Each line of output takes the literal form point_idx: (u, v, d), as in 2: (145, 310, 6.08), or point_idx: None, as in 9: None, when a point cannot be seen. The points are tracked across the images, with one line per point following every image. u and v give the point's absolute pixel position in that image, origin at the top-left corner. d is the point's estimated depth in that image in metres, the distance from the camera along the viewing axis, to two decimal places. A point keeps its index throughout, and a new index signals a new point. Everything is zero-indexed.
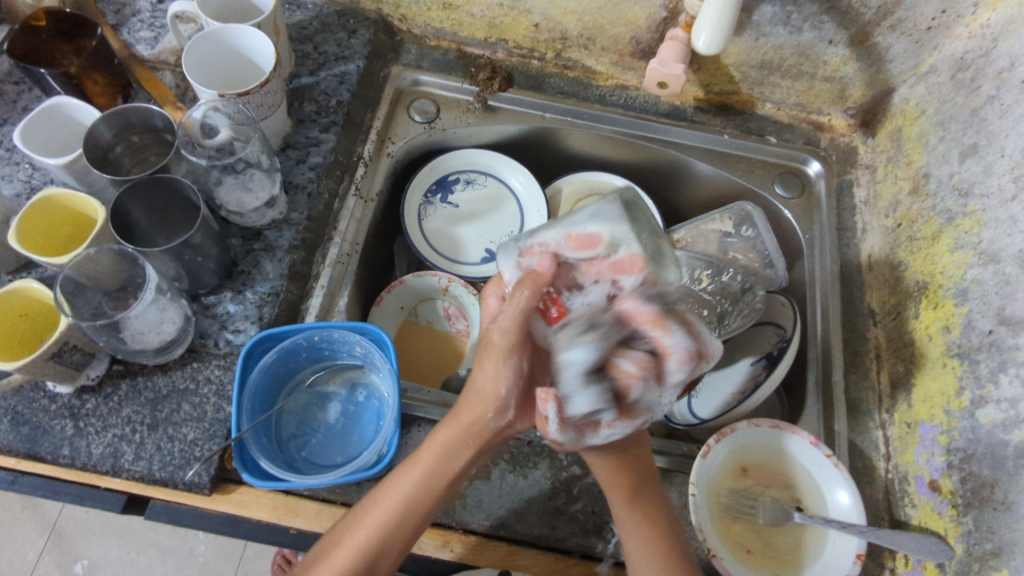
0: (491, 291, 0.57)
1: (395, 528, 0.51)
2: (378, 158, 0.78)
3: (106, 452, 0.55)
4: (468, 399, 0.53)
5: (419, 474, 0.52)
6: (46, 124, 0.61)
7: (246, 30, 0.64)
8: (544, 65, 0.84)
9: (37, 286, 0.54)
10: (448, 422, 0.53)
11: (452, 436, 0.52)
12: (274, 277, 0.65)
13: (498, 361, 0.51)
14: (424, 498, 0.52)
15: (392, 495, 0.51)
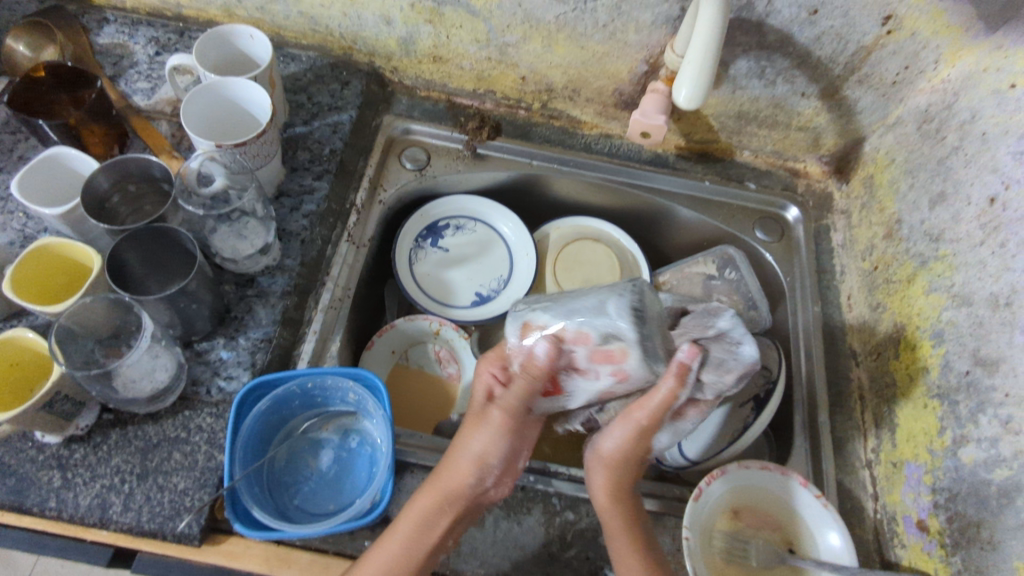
0: (487, 368, 0.58)
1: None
2: (370, 205, 0.80)
3: (93, 503, 0.55)
4: (440, 469, 0.56)
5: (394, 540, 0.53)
6: (45, 175, 0.62)
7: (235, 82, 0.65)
8: (531, 115, 0.86)
9: (33, 336, 0.53)
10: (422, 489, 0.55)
11: (426, 501, 0.54)
12: (267, 323, 0.65)
13: (483, 425, 0.56)
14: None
15: (387, 544, 0.53)
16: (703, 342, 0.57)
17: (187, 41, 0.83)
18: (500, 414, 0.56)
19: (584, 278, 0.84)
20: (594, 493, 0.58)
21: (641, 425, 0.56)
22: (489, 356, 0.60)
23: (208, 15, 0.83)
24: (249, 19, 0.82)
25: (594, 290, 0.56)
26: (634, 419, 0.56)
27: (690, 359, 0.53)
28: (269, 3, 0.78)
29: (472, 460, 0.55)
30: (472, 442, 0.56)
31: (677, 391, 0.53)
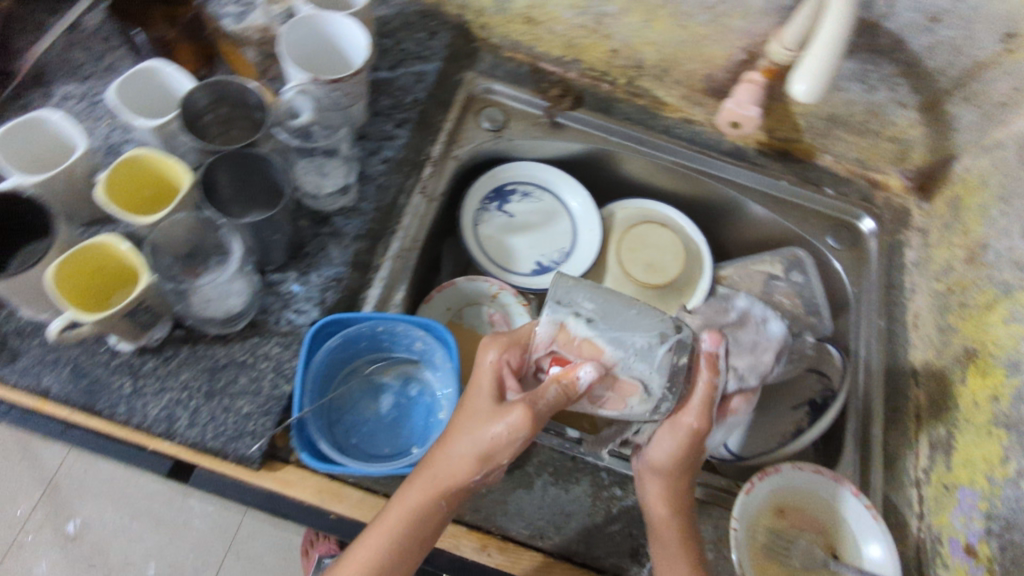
0: (491, 351, 0.56)
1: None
2: (444, 160, 0.79)
3: (161, 415, 0.56)
4: (436, 457, 0.53)
5: (389, 531, 0.51)
6: (142, 89, 0.60)
7: (330, 21, 0.63)
8: (614, 90, 0.85)
9: (129, 249, 0.51)
10: (414, 482, 0.52)
11: (426, 487, 0.52)
12: (339, 263, 0.65)
13: (484, 423, 0.52)
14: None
15: (383, 524, 0.52)
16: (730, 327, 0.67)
17: None
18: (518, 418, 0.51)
19: (647, 263, 0.84)
20: (649, 501, 0.57)
21: (691, 426, 0.56)
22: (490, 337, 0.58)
23: None
24: None
25: (645, 327, 0.52)
26: (684, 420, 0.56)
27: (715, 347, 0.55)
28: None
29: (473, 457, 0.52)
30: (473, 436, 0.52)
31: (715, 382, 0.55)
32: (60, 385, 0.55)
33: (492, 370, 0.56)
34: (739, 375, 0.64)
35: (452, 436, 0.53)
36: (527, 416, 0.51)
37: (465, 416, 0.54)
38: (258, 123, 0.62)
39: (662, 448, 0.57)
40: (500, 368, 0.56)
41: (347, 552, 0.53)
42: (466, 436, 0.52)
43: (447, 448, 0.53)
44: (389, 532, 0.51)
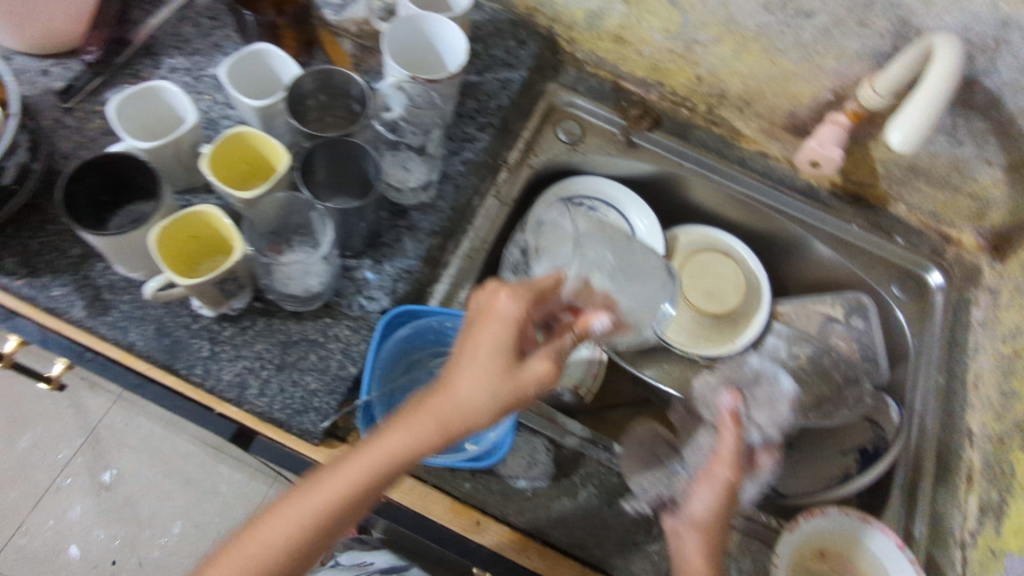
0: (506, 294, 0.48)
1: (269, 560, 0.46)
2: (520, 167, 0.80)
3: (234, 381, 0.58)
4: (439, 402, 0.46)
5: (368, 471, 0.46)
6: (247, 70, 0.63)
7: (435, 26, 0.66)
8: (693, 116, 0.86)
9: (230, 226, 0.55)
10: (410, 425, 0.46)
11: (423, 433, 0.46)
12: (412, 256, 0.67)
13: (510, 377, 0.46)
14: (306, 530, 0.46)
15: (360, 463, 0.46)
16: (746, 390, 0.68)
17: None
18: (546, 375, 0.46)
19: (711, 288, 0.85)
20: (687, 560, 0.54)
21: (727, 480, 0.56)
22: (499, 282, 0.49)
23: None
24: None
25: (649, 275, 0.68)
26: (721, 475, 0.56)
27: (735, 403, 0.61)
28: None
29: (489, 412, 0.46)
30: (491, 389, 0.46)
31: (741, 430, 0.58)
32: (143, 340, 0.57)
33: (512, 313, 0.47)
34: (760, 428, 0.64)
35: (459, 374, 0.47)
36: (553, 377, 0.47)
37: (477, 357, 0.46)
38: (356, 117, 0.65)
39: (700, 503, 0.56)
40: (522, 314, 0.48)
41: (305, 487, 0.47)
42: (477, 382, 0.46)
43: (451, 389, 0.46)
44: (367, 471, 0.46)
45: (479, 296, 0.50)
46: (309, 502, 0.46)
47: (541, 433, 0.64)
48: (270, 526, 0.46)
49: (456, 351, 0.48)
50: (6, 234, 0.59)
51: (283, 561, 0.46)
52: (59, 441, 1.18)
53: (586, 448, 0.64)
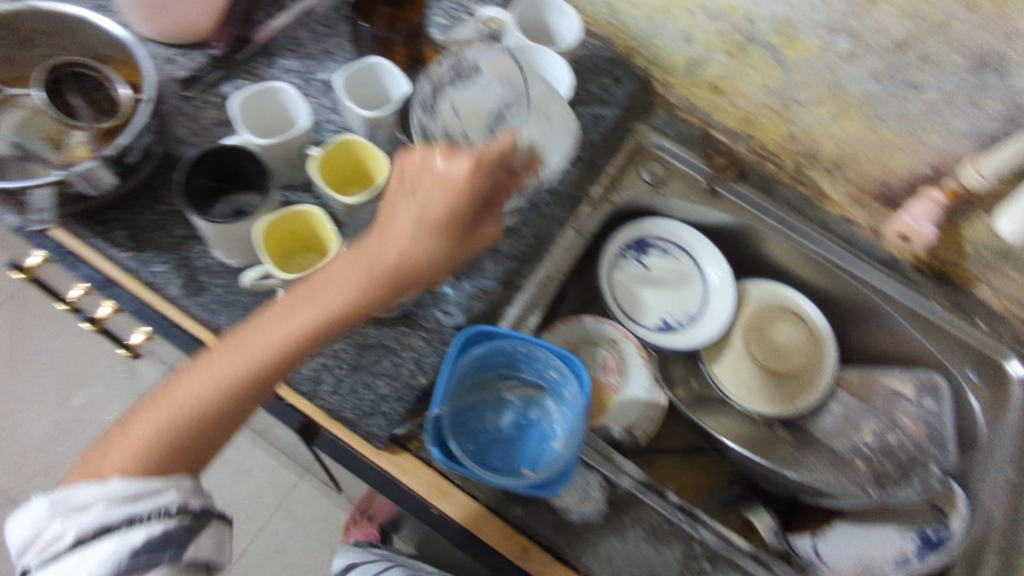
0: (466, 160, 0.49)
1: (185, 421, 0.45)
2: (602, 202, 0.81)
3: (310, 375, 0.59)
4: (391, 263, 0.48)
5: (299, 327, 0.47)
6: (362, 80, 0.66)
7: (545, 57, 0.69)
8: (779, 172, 0.86)
9: (332, 230, 0.57)
10: (360, 279, 0.48)
11: (373, 293, 0.48)
12: (491, 277, 0.68)
13: (461, 246, 0.51)
14: (231, 389, 0.46)
15: (309, 319, 0.47)
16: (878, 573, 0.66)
17: None
18: (482, 242, 0.52)
19: (773, 349, 0.85)
20: None
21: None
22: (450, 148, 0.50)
23: None
24: None
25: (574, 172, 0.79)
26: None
27: None
28: None
29: (437, 275, 0.50)
30: (445, 255, 0.50)
31: None
32: (230, 324, 0.59)
33: (457, 178, 0.49)
34: None
35: (408, 233, 0.49)
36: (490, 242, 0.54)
37: (418, 220, 0.49)
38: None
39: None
40: (476, 181, 0.49)
41: (247, 345, 0.46)
42: (421, 248, 0.49)
43: (392, 253, 0.48)
44: (300, 327, 0.47)
45: (422, 158, 0.50)
46: (252, 361, 0.46)
47: (598, 470, 0.64)
48: (204, 377, 0.46)
49: (398, 213, 0.49)
50: (118, 209, 0.61)
51: (201, 425, 0.45)
52: (110, 406, 1.23)
53: (640, 491, 0.63)
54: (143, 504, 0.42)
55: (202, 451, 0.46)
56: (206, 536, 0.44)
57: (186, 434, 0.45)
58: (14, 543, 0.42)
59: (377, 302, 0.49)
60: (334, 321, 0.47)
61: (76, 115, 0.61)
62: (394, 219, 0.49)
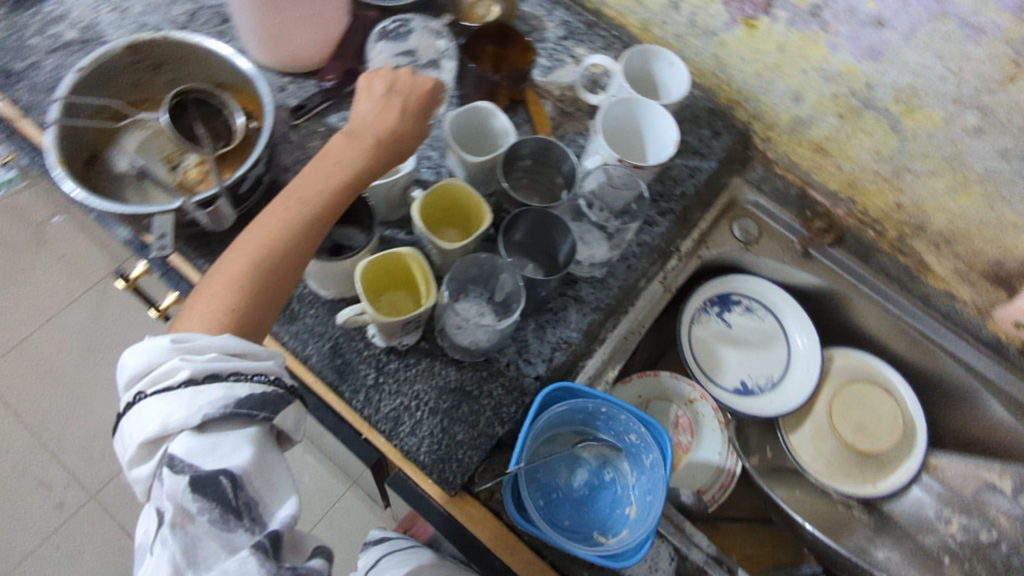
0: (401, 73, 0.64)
1: (261, 268, 0.52)
2: (691, 256, 0.80)
3: (390, 415, 0.60)
4: (382, 132, 0.60)
5: (337, 183, 0.56)
6: (468, 120, 0.67)
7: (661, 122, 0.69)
8: (879, 240, 0.82)
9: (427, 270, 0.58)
10: (364, 144, 0.58)
11: (376, 152, 0.59)
12: (574, 328, 0.67)
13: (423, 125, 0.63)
14: (295, 238, 0.53)
15: (335, 175, 0.56)
16: None
17: (592, 35, 0.86)
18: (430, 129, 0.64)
19: (859, 427, 0.81)
20: None
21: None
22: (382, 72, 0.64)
23: (625, 22, 0.85)
24: (661, 40, 0.83)
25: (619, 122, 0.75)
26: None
27: None
28: (691, 36, 0.79)
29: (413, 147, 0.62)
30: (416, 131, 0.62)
31: None
32: (319, 356, 0.61)
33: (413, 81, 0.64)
34: None
35: (388, 115, 0.61)
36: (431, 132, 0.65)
37: (399, 110, 0.61)
38: (557, 189, 0.68)
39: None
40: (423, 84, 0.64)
41: (284, 204, 0.55)
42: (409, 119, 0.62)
43: (390, 124, 0.60)
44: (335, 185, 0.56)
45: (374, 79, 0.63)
46: (295, 210, 0.54)
47: (667, 540, 0.62)
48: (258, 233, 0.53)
49: (369, 105, 0.61)
50: (225, 233, 0.63)
51: (274, 270, 0.52)
52: None
53: (710, 567, 0.61)
54: (246, 361, 0.45)
55: (272, 298, 0.52)
56: (290, 410, 0.47)
57: (259, 285, 0.51)
58: (126, 378, 0.44)
59: (389, 161, 0.60)
60: (357, 180, 0.57)
61: (200, 143, 0.62)
62: (369, 106, 0.61)
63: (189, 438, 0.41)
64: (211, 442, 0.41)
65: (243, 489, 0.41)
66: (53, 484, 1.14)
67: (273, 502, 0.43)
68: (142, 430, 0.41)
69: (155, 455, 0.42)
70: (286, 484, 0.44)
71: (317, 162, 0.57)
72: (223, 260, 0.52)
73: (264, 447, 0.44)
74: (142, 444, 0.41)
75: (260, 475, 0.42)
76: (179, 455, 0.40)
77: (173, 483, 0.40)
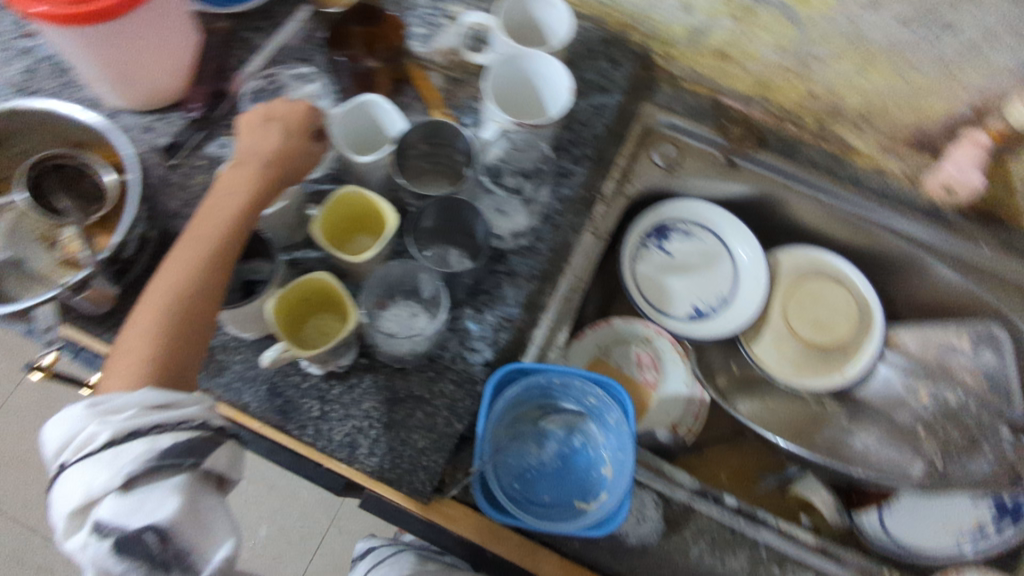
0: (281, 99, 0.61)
1: (171, 319, 0.48)
2: (616, 197, 0.78)
3: (344, 440, 0.58)
4: (272, 153, 0.56)
5: (233, 215, 0.53)
6: (354, 117, 0.64)
7: (553, 67, 0.65)
8: (800, 132, 0.82)
9: (344, 291, 0.55)
10: (254, 168, 0.55)
11: (270, 176, 0.56)
12: (512, 303, 0.65)
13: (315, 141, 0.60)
14: (197, 281, 0.50)
15: (229, 207, 0.53)
16: None
17: None
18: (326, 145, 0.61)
19: (816, 322, 0.81)
20: None
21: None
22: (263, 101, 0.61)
23: None
24: None
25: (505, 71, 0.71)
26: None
27: None
28: None
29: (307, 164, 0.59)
30: (307, 147, 0.59)
31: None
32: (257, 401, 0.58)
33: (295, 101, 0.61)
34: None
35: (274, 134, 0.58)
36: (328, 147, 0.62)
37: (285, 128, 0.58)
38: (460, 167, 0.64)
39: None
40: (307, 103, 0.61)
41: (184, 249, 0.52)
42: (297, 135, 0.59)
43: (274, 144, 0.57)
44: (233, 216, 0.53)
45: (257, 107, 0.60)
46: (193, 252, 0.51)
47: (649, 487, 0.62)
48: (161, 284, 0.50)
49: (253, 131, 0.58)
50: (124, 299, 0.59)
51: (182, 318, 0.49)
52: None
53: (694, 501, 0.62)
54: (172, 410, 0.41)
55: (190, 350, 0.49)
56: (224, 450, 0.43)
57: (172, 338, 0.48)
58: (48, 445, 0.39)
59: (283, 181, 0.56)
60: (254, 208, 0.54)
61: (66, 215, 0.58)
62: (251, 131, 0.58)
63: (114, 499, 0.37)
64: (137, 500, 0.37)
65: (172, 542, 0.38)
66: (53, 567, 1.12)
67: (209, 548, 0.39)
68: (66, 500, 0.37)
69: (83, 525, 0.37)
70: (225, 526, 0.41)
71: (210, 198, 0.55)
72: (133, 317, 0.49)
73: (201, 496, 0.40)
74: (66, 515, 0.37)
75: (192, 526, 0.39)
76: (105, 518, 0.37)
77: (98, 548, 0.36)
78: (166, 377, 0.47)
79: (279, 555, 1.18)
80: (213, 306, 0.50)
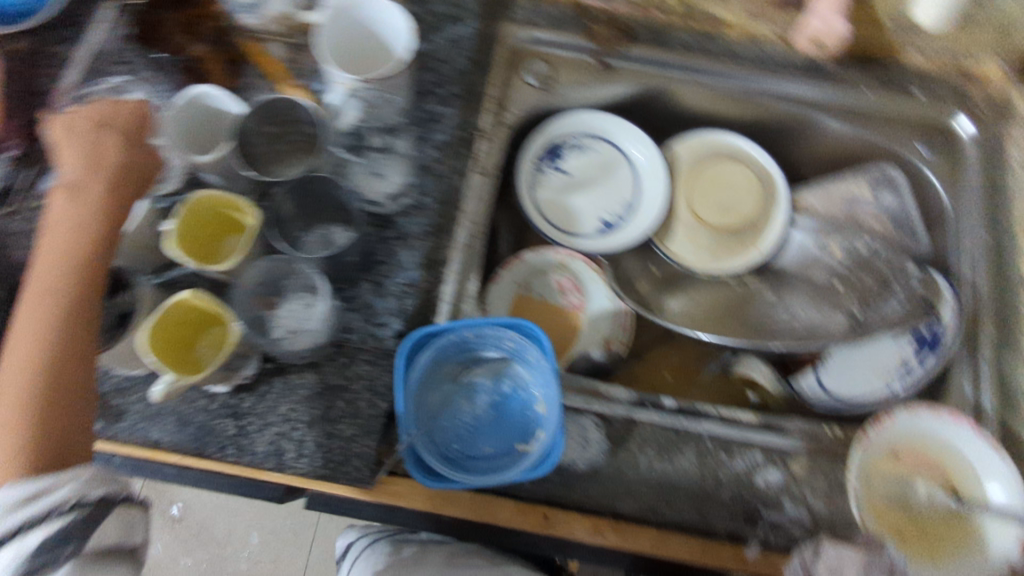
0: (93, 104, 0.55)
1: (41, 374, 0.46)
2: (496, 129, 0.74)
3: (270, 450, 0.56)
4: (107, 168, 0.52)
5: (81, 245, 0.50)
6: (194, 114, 0.59)
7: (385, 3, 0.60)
8: (668, 18, 0.77)
9: (222, 307, 0.52)
10: (91, 190, 0.51)
11: (110, 193, 0.52)
12: (410, 267, 0.63)
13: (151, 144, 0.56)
14: (67, 328, 0.47)
15: (73, 237, 0.50)
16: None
17: None
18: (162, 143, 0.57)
19: (723, 204, 0.81)
20: None
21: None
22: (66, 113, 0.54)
23: None
24: None
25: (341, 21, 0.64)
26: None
27: None
28: None
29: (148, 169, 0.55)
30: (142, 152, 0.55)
31: None
32: (168, 436, 0.55)
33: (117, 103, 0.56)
34: None
35: (105, 146, 0.53)
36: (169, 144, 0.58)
37: (118, 137, 0.54)
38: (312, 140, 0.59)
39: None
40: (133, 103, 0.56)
41: (34, 294, 0.48)
42: (133, 149, 0.54)
43: (111, 163, 0.53)
44: (82, 247, 0.50)
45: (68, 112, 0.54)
46: (47, 297, 0.48)
47: (588, 410, 0.63)
48: (18, 339, 0.47)
49: (79, 144, 0.53)
50: None
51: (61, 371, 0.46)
52: None
53: (635, 411, 0.62)
54: (42, 502, 0.42)
55: (73, 400, 0.47)
56: (112, 519, 0.45)
57: (48, 394, 0.45)
58: None
59: (129, 202, 0.53)
60: (102, 233, 0.51)
61: None
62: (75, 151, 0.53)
63: None
64: None
65: None
66: None
67: None
68: None
69: None
70: None
71: (50, 232, 0.51)
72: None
73: (93, 574, 0.44)
74: None
75: None
76: None
77: None
78: (52, 436, 0.45)
79: (276, 556, 1.20)
80: (85, 350, 0.48)
